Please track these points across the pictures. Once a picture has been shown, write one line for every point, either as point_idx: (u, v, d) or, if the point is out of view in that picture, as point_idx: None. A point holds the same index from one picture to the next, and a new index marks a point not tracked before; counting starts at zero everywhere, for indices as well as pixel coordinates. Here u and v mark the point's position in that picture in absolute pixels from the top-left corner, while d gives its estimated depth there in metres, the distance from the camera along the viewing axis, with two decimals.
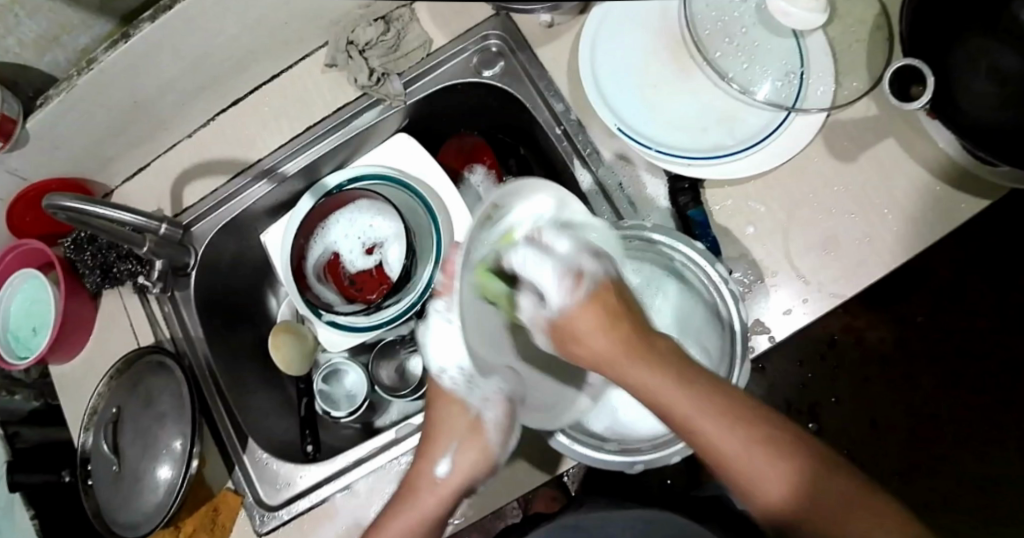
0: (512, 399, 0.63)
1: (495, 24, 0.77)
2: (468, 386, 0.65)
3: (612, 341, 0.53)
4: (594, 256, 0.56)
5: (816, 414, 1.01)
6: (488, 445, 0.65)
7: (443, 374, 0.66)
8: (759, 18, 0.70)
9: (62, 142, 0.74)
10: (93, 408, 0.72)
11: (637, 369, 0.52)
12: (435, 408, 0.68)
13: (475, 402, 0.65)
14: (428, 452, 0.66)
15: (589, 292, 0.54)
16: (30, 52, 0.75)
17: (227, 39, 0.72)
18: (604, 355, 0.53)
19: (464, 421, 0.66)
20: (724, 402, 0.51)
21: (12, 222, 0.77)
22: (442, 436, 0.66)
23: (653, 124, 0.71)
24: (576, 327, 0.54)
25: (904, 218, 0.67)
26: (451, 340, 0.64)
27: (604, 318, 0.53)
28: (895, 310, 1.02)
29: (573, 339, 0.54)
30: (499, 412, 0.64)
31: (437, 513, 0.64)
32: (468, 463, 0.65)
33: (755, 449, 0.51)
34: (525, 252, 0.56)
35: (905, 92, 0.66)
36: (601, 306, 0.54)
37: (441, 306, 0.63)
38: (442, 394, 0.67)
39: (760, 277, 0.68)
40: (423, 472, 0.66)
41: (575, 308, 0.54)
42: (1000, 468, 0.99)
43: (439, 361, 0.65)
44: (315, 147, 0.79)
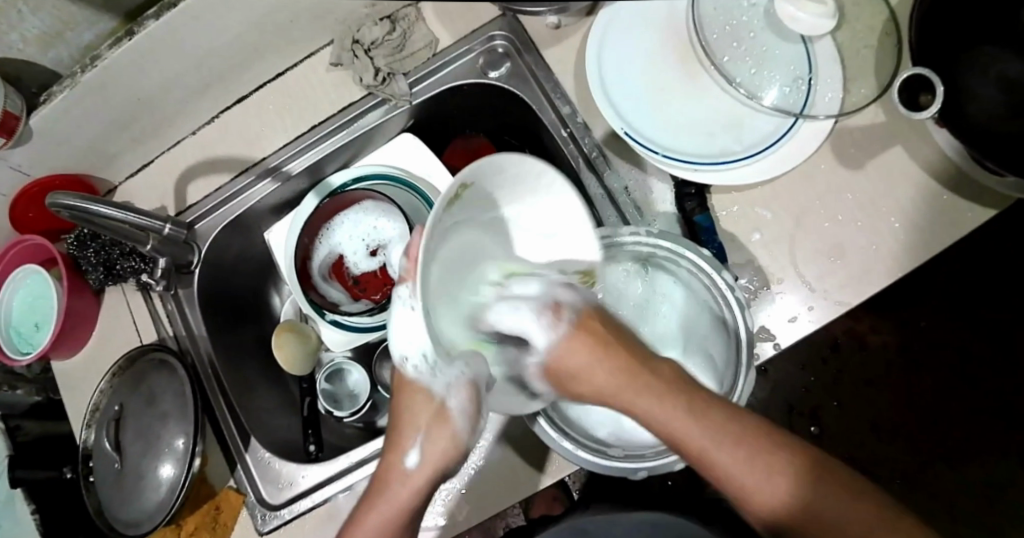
0: (477, 383, 0.56)
1: (502, 25, 0.77)
2: (432, 372, 0.56)
3: (608, 366, 0.55)
4: (567, 286, 0.58)
5: (818, 417, 1.01)
6: (458, 431, 0.59)
7: (404, 361, 0.55)
8: (767, 22, 0.70)
9: (67, 138, 0.74)
10: (95, 405, 0.73)
11: (632, 395, 0.55)
12: (401, 397, 0.61)
13: (438, 387, 0.58)
14: (398, 444, 0.61)
15: (568, 330, 0.56)
16: (34, 48, 0.74)
17: (231, 36, 0.72)
18: (599, 390, 0.56)
19: (431, 408, 0.59)
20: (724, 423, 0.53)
21: (15, 218, 0.77)
22: (408, 425, 0.60)
23: (660, 128, 0.71)
24: (568, 367, 0.56)
25: (911, 226, 0.67)
26: (414, 327, 0.52)
27: (593, 346, 0.55)
28: (898, 315, 1.02)
29: (569, 379, 0.57)
30: (462, 398, 0.57)
31: (410, 506, 0.60)
32: (439, 452, 0.60)
33: (758, 465, 0.52)
34: (499, 307, 0.57)
35: (914, 101, 0.66)
36: (588, 339, 0.56)
37: (403, 291, 0.52)
38: (407, 382, 0.60)
39: (765, 284, 0.68)
40: (394, 465, 0.61)
41: (563, 343, 0.56)
42: (1001, 475, 0.99)
43: (400, 347, 0.54)
44: (320, 147, 0.79)
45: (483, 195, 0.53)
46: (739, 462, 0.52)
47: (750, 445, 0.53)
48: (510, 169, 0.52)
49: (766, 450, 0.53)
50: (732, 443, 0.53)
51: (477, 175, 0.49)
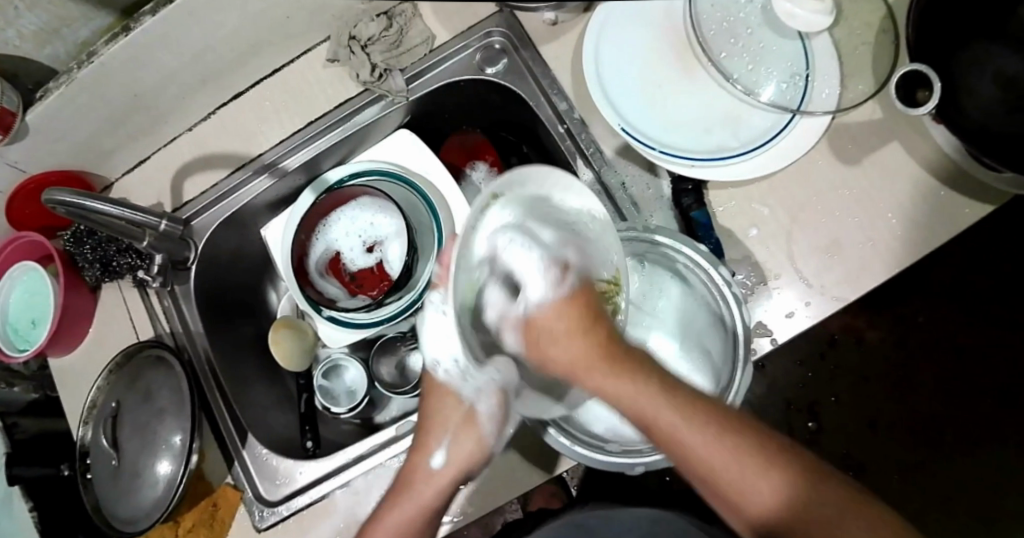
0: (505, 389, 0.61)
1: (498, 21, 0.76)
2: (463, 378, 0.62)
3: (584, 344, 0.54)
4: (581, 248, 0.58)
5: (816, 413, 1.01)
6: (484, 434, 0.63)
7: (437, 366, 0.63)
8: (764, 18, 0.69)
9: (63, 135, 0.74)
10: (93, 402, 0.73)
11: (605, 377, 0.53)
12: (430, 400, 0.66)
13: (467, 392, 0.63)
14: (424, 445, 0.64)
15: (566, 291, 0.56)
16: (30, 45, 0.74)
17: (227, 33, 0.71)
18: (573, 363, 0.54)
19: (459, 413, 0.64)
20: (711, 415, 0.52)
21: (11, 214, 0.77)
22: (438, 427, 0.64)
23: (657, 125, 0.71)
24: (548, 328, 0.55)
25: (908, 222, 0.67)
26: (446, 334, 0.61)
27: (575, 319, 0.55)
28: (895, 311, 1.03)
29: (546, 341, 0.55)
30: (493, 404, 0.62)
31: (434, 503, 0.62)
32: (464, 453, 0.63)
33: (744, 461, 0.51)
34: (511, 238, 0.57)
35: (911, 97, 0.66)
36: (574, 308, 0.55)
37: (435, 297, 0.60)
38: (437, 385, 0.65)
39: (762, 279, 0.68)
40: (418, 465, 0.64)
41: (552, 305, 0.55)
42: (998, 470, 1.00)
43: (434, 353, 0.62)
44: (316, 143, 0.79)
45: (513, 209, 0.57)
46: (723, 457, 0.51)
47: (736, 440, 0.51)
48: (534, 188, 0.57)
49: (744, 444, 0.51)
50: (717, 437, 0.51)
51: (505, 187, 0.54)
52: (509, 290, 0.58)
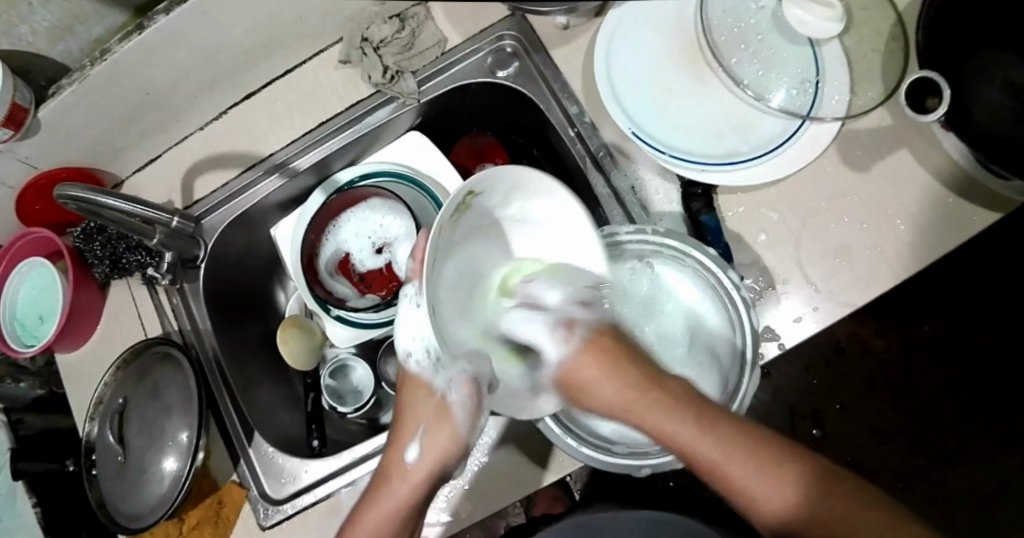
0: (478, 380, 0.57)
1: (510, 25, 0.77)
2: (433, 368, 0.57)
3: (620, 382, 0.58)
4: (584, 304, 0.60)
5: (820, 419, 1.01)
6: (456, 429, 0.61)
7: (408, 357, 0.58)
8: (776, 25, 0.70)
9: (75, 131, 0.74)
10: (99, 398, 0.73)
11: (645, 412, 0.57)
12: (404, 393, 0.64)
13: (440, 383, 0.60)
14: (398, 439, 0.63)
15: (578, 345, 0.59)
16: (44, 41, 0.74)
17: (241, 32, 0.72)
18: (611, 402, 0.59)
19: (432, 404, 0.62)
20: (731, 435, 0.55)
21: (21, 210, 0.78)
22: (411, 420, 0.63)
23: (668, 128, 0.71)
24: (580, 378, 0.59)
25: (916, 229, 0.67)
26: (418, 325, 0.54)
27: (606, 358, 0.59)
28: (900, 320, 1.02)
29: (584, 388, 0.59)
30: (464, 394, 0.59)
31: (410, 501, 0.62)
32: (437, 448, 0.62)
33: (769, 477, 0.54)
34: (522, 316, 0.59)
35: (921, 104, 0.66)
36: (599, 349, 0.59)
37: (410, 290, 0.55)
38: (409, 380, 0.63)
39: (771, 284, 0.68)
40: (395, 459, 0.63)
41: (575, 356, 0.59)
42: (1003, 482, 0.99)
43: (404, 344, 0.56)
44: (328, 143, 0.79)
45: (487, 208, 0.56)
46: (748, 471, 0.54)
47: (761, 455, 0.54)
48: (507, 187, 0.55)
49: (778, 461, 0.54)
50: (743, 454, 0.54)
51: (482, 184, 0.53)
52: (526, 356, 0.61)
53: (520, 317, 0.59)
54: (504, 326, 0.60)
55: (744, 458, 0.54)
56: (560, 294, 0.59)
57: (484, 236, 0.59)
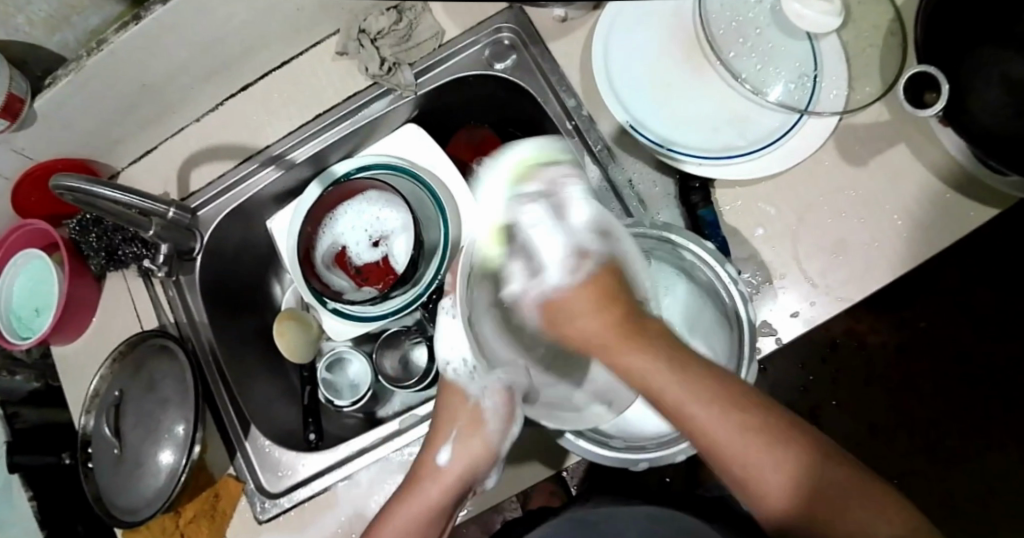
0: (513, 388, 0.63)
1: (508, 18, 0.76)
2: (471, 376, 0.64)
3: (602, 319, 0.55)
4: (599, 236, 0.58)
5: (817, 418, 1.02)
6: (490, 435, 0.64)
7: (447, 365, 0.65)
8: (774, 20, 0.69)
9: (71, 122, 0.73)
10: (95, 391, 0.72)
11: (634, 357, 0.53)
12: (441, 399, 0.67)
13: (476, 391, 0.64)
14: (432, 442, 0.65)
15: (583, 277, 0.56)
16: (40, 31, 0.74)
17: (238, 24, 0.71)
18: (595, 336, 0.55)
19: (467, 412, 0.64)
20: (719, 391, 0.52)
21: (17, 202, 0.78)
22: (445, 425, 0.65)
23: (666, 122, 0.71)
24: (571, 306, 0.56)
25: (913, 224, 0.67)
26: (456, 334, 0.63)
27: (597, 296, 0.55)
28: (896, 314, 1.03)
29: (564, 317, 0.57)
30: (498, 401, 0.63)
31: (441, 502, 0.63)
32: (470, 452, 0.64)
33: (747, 437, 0.51)
34: (535, 218, 0.58)
35: (918, 99, 0.66)
36: (595, 287, 0.56)
37: (446, 302, 0.64)
38: (449, 385, 0.66)
39: (768, 279, 0.68)
40: (427, 461, 0.65)
41: (573, 289, 0.56)
42: (996, 476, 1.00)
43: (444, 353, 0.64)
44: (324, 136, 0.79)
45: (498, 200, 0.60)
46: (731, 434, 0.51)
47: (746, 418, 0.52)
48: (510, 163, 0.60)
49: (761, 422, 0.52)
50: (727, 412, 0.51)
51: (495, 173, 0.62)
52: (529, 268, 0.58)
53: (549, 223, 0.57)
54: (528, 226, 0.57)
55: (726, 413, 0.52)
56: (587, 214, 0.58)
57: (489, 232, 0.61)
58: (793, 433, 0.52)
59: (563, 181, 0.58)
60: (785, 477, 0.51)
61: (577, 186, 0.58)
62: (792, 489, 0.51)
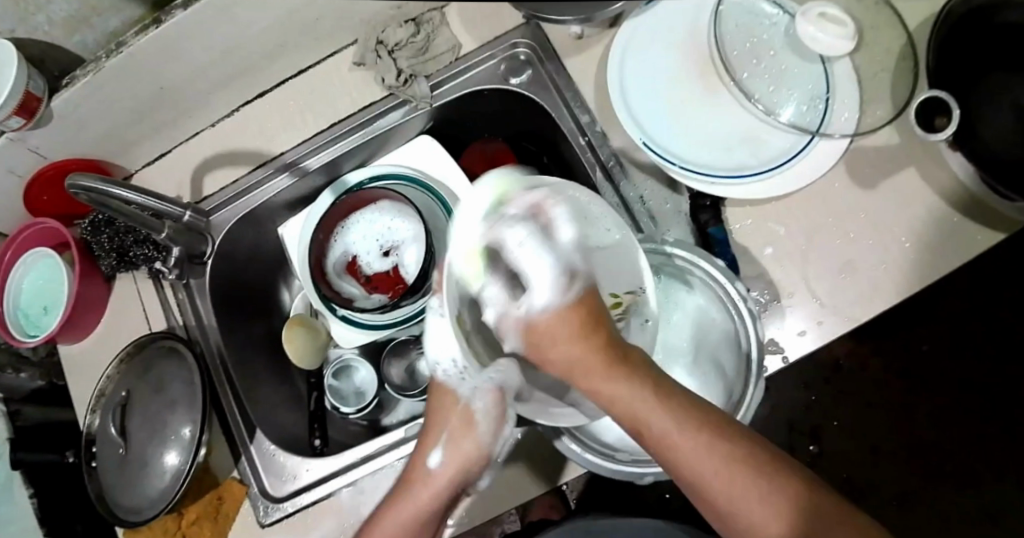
0: (505, 390, 0.60)
1: (524, 32, 0.78)
2: (461, 377, 0.61)
3: (585, 348, 0.55)
4: (587, 260, 0.58)
5: (819, 437, 1.02)
6: (482, 437, 0.61)
7: (436, 366, 0.61)
8: (788, 42, 0.70)
9: (87, 123, 0.74)
10: (101, 391, 0.72)
11: (613, 385, 0.54)
12: (431, 401, 0.64)
13: (465, 391, 0.62)
14: (422, 444, 0.63)
15: (572, 297, 0.56)
16: (60, 31, 0.75)
17: (257, 31, 0.72)
18: (574, 363, 0.55)
19: (457, 413, 0.62)
20: (699, 421, 0.53)
21: (29, 201, 0.78)
22: (435, 427, 0.63)
23: (678, 140, 0.72)
24: (550, 333, 0.56)
25: (920, 247, 0.67)
26: (449, 333, 0.58)
27: (580, 325, 0.55)
28: (901, 339, 1.03)
29: (545, 343, 0.56)
30: (489, 401, 0.61)
31: (433, 506, 0.61)
32: (462, 455, 0.61)
33: (733, 469, 0.51)
34: (524, 235, 0.57)
35: (929, 123, 0.67)
36: (579, 315, 0.56)
37: (435, 300, 0.59)
38: (438, 386, 0.63)
39: (776, 297, 0.69)
40: (417, 465, 0.63)
41: (558, 311, 0.56)
42: (997, 505, 0.99)
43: (434, 353, 0.60)
44: (337, 146, 0.79)
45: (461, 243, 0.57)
46: (716, 464, 0.51)
47: (730, 448, 0.52)
48: (479, 194, 0.58)
49: (744, 454, 0.52)
50: (712, 444, 0.52)
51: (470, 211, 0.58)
52: (510, 289, 0.58)
53: (535, 244, 0.57)
54: (515, 246, 0.57)
55: (708, 443, 0.52)
56: (573, 236, 0.58)
57: (468, 260, 0.57)
58: (781, 465, 0.52)
59: (547, 201, 0.58)
60: (776, 509, 0.51)
61: (557, 213, 0.58)
62: (783, 522, 0.51)
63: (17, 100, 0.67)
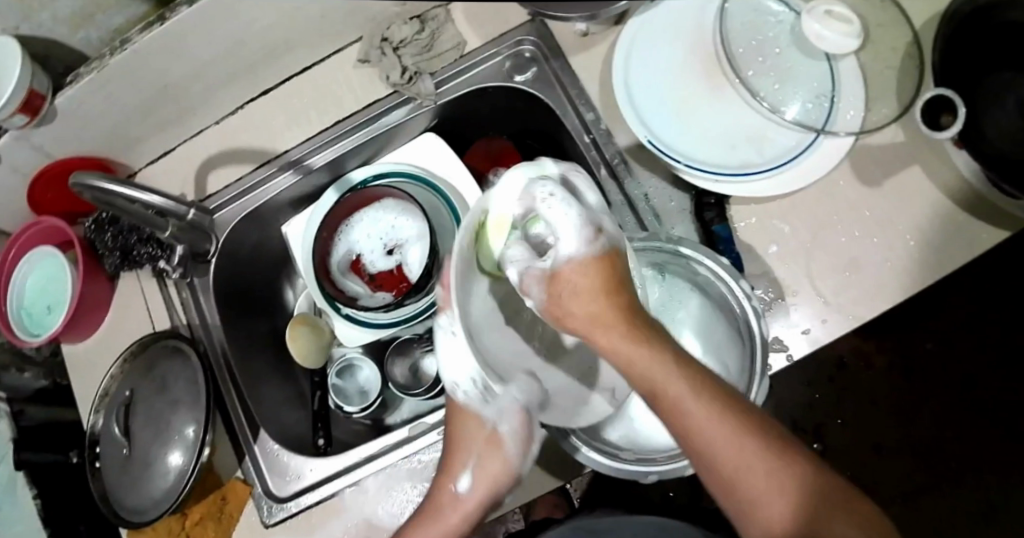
0: (528, 408, 0.60)
1: (531, 30, 0.77)
2: (486, 398, 0.61)
3: (603, 306, 0.51)
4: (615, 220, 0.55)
5: (820, 433, 1.02)
6: (508, 457, 0.62)
7: (456, 388, 0.61)
8: (793, 38, 0.70)
9: (90, 121, 0.74)
10: (105, 390, 0.72)
11: (630, 345, 0.50)
12: (456, 420, 0.64)
13: (489, 412, 0.62)
14: (449, 467, 0.64)
15: (599, 251, 0.52)
16: (64, 28, 0.74)
17: (261, 28, 0.72)
18: (594, 320, 0.51)
19: (483, 435, 0.63)
20: (713, 392, 0.49)
21: (33, 198, 0.77)
22: (461, 451, 0.63)
23: (684, 138, 0.71)
24: (571, 283, 0.52)
25: (926, 246, 0.67)
26: (460, 352, 0.59)
27: (603, 283, 0.51)
28: (903, 336, 1.03)
29: (566, 299, 0.52)
30: (516, 424, 0.61)
31: (464, 528, 0.63)
32: (491, 477, 0.63)
33: (745, 443, 0.48)
34: (549, 191, 0.53)
35: (935, 121, 0.67)
36: (604, 272, 0.51)
37: (442, 321, 0.59)
38: (462, 407, 0.64)
39: (781, 296, 0.68)
40: (446, 488, 0.64)
41: (580, 264, 0.52)
42: (1000, 502, 0.99)
43: (450, 375, 0.61)
44: (341, 143, 0.79)
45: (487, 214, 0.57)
46: (728, 437, 0.48)
47: (746, 429, 0.49)
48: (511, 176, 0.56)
49: (757, 431, 0.49)
50: (725, 418, 0.49)
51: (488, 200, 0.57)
52: (534, 250, 0.55)
53: (562, 201, 0.53)
54: (539, 203, 0.53)
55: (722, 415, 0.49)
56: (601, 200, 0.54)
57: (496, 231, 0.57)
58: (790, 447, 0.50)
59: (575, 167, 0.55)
60: (783, 494, 0.48)
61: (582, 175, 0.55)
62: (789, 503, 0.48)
63: (19, 99, 0.67)
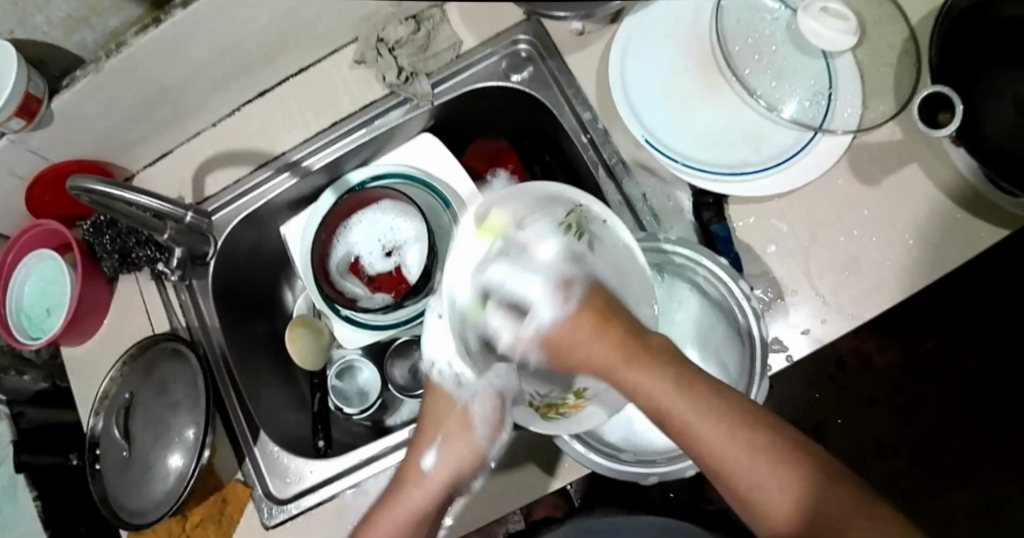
0: (503, 395, 0.60)
1: (526, 29, 0.77)
2: (457, 383, 0.61)
3: (607, 346, 0.54)
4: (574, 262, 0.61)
5: (821, 431, 1.02)
6: (475, 440, 0.61)
7: (432, 366, 0.62)
8: (789, 36, 0.70)
9: (87, 124, 0.74)
10: (105, 392, 0.73)
11: (637, 376, 0.52)
12: (428, 401, 0.64)
13: (461, 393, 0.62)
14: (416, 445, 0.63)
15: (574, 302, 0.57)
16: (60, 31, 0.74)
17: (257, 30, 0.72)
18: (594, 362, 0.55)
19: (453, 414, 0.62)
20: (722, 407, 0.50)
21: (31, 202, 0.78)
22: (429, 427, 0.62)
23: (681, 137, 0.72)
24: (565, 342, 0.56)
25: (925, 244, 0.67)
26: (444, 334, 0.61)
27: (594, 329, 0.55)
28: (903, 333, 1.03)
29: (564, 354, 0.57)
30: (488, 407, 0.60)
31: (426, 507, 0.60)
32: (456, 455, 0.61)
33: (755, 455, 0.49)
34: (512, 265, 0.60)
35: (933, 119, 0.67)
36: (589, 317, 0.56)
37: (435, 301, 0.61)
38: (434, 388, 0.63)
39: (779, 295, 0.68)
40: (411, 466, 0.62)
41: (566, 321, 0.57)
42: (1001, 500, 0.99)
43: (433, 353, 0.62)
44: (339, 144, 0.79)
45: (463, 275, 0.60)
46: (738, 450, 0.49)
47: (751, 436, 0.49)
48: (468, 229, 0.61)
49: (767, 441, 0.49)
50: (733, 433, 0.49)
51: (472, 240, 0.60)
52: (513, 309, 0.60)
53: (522, 264, 0.60)
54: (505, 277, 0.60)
55: (730, 431, 0.49)
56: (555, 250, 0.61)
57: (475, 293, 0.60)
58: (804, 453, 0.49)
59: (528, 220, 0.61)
60: (795, 494, 0.48)
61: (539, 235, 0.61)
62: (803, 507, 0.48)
63: (17, 102, 0.67)
